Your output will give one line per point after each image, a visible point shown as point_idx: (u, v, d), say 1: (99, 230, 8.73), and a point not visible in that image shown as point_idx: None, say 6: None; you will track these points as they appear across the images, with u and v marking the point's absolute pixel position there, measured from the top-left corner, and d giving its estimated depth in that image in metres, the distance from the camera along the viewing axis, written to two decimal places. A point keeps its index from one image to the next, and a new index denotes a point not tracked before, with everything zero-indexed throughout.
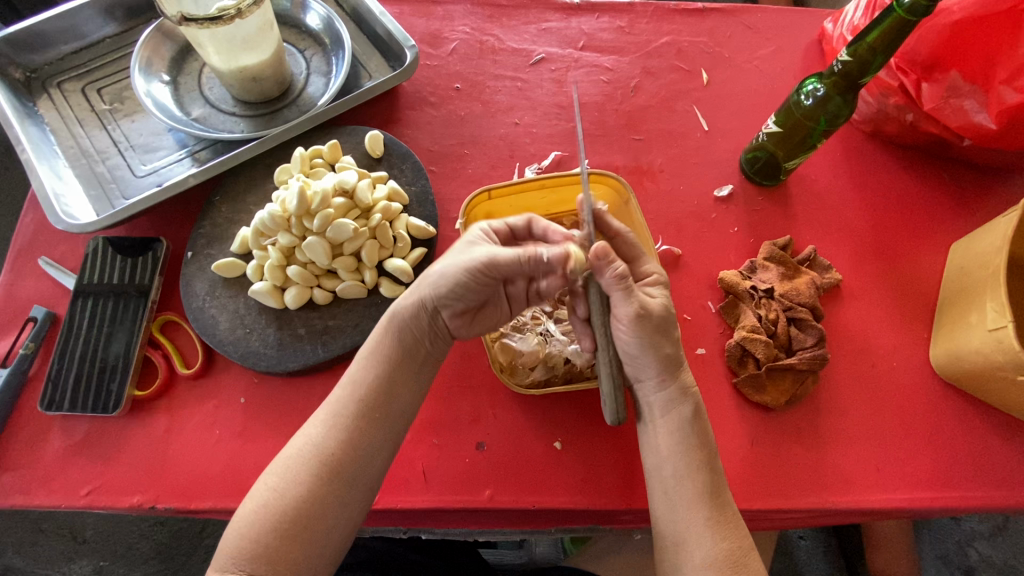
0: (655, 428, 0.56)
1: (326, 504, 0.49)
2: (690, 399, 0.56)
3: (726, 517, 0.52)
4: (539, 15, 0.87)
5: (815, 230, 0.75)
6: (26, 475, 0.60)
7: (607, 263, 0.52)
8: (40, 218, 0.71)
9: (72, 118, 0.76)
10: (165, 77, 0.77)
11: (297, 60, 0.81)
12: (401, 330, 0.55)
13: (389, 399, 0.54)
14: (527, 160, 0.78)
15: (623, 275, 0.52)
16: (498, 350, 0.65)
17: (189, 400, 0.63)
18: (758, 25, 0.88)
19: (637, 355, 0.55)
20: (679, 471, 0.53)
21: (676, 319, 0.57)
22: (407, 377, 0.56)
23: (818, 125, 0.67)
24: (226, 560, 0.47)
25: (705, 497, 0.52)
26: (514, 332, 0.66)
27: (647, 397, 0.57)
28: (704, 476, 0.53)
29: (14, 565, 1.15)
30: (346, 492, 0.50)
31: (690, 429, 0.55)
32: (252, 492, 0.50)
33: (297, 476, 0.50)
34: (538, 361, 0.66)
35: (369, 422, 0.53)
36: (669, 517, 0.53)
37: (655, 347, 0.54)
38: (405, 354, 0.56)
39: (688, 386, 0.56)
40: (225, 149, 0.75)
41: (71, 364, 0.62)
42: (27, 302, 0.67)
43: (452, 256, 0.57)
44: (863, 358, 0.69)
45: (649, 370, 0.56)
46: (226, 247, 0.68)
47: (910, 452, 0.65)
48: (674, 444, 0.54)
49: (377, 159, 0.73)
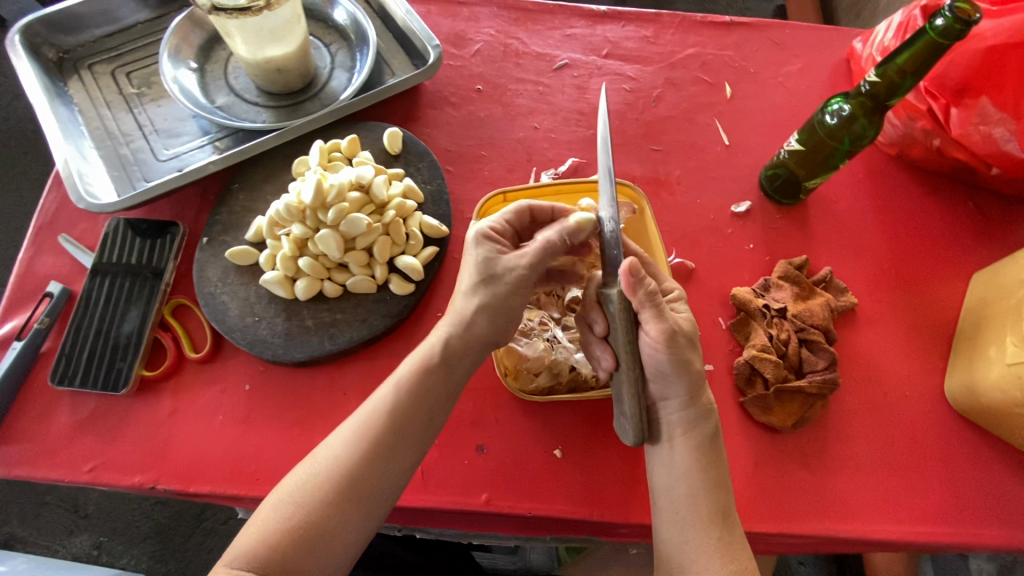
0: (672, 445, 0.55)
1: (352, 512, 0.50)
2: (711, 419, 0.56)
3: (734, 540, 0.52)
4: (564, 21, 0.87)
5: (832, 252, 0.74)
6: (32, 447, 0.61)
7: (638, 280, 0.51)
8: (62, 196, 0.72)
9: (100, 99, 0.77)
10: (193, 64, 0.78)
11: (322, 54, 0.82)
12: (450, 359, 0.56)
13: (422, 417, 0.54)
14: (544, 165, 0.78)
15: (653, 293, 0.52)
16: (504, 354, 0.65)
17: (194, 383, 0.63)
18: (786, 41, 0.87)
19: (667, 373, 0.54)
20: (694, 491, 0.53)
21: (700, 338, 0.56)
22: (440, 399, 0.55)
23: (842, 146, 0.66)
24: (239, 558, 0.47)
25: (716, 519, 0.53)
26: (521, 337, 0.66)
27: (669, 416, 0.55)
28: (716, 497, 0.53)
29: (15, 535, 1.17)
30: (370, 498, 0.51)
31: (708, 449, 0.55)
32: (273, 501, 0.50)
33: (320, 487, 0.50)
34: (543, 367, 0.65)
35: (402, 437, 0.53)
36: (678, 539, 0.53)
37: (683, 364, 0.53)
38: (441, 374, 0.55)
39: (709, 405, 0.56)
40: (246, 138, 0.76)
41: (83, 341, 0.63)
42: (44, 278, 0.68)
43: (494, 287, 0.56)
44: (875, 385, 0.67)
45: (676, 388, 0.54)
46: (241, 235, 0.68)
47: (917, 483, 0.63)
48: (693, 462, 0.54)
49: (394, 156, 0.73)
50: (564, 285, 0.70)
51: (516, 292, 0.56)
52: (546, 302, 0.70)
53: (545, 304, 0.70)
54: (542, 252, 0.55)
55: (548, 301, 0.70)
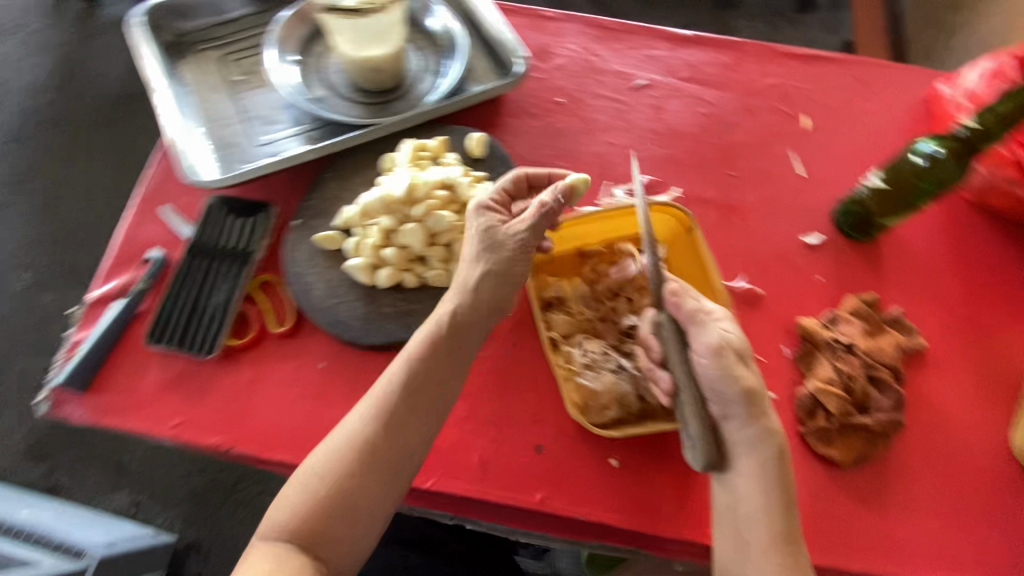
0: (737, 466, 0.56)
1: (374, 484, 0.53)
2: (774, 440, 0.55)
3: (799, 566, 0.53)
4: (646, 42, 0.90)
5: (903, 292, 0.73)
6: (122, 400, 0.65)
7: (680, 298, 0.56)
8: (167, 170, 0.77)
9: (207, 83, 0.83)
10: (293, 57, 0.83)
11: (413, 57, 0.86)
12: (456, 322, 0.59)
13: (430, 389, 0.57)
14: (617, 179, 0.79)
15: (698, 310, 0.56)
16: (571, 388, 0.65)
17: (274, 356, 0.67)
18: (867, 79, 0.88)
19: (724, 392, 0.54)
20: (757, 513, 0.54)
21: (751, 351, 0.58)
22: (443, 374, 0.58)
23: (927, 186, 0.66)
24: (274, 530, 0.52)
25: (779, 545, 0.54)
26: (587, 370, 0.65)
27: (734, 435, 0.55)
28: (781, 524, 0.54)
29: (62, 484, 1.23)
30: (394, 470, 0.54)
31: (773, 473, 0.55)
32: (304, 474, 0.54)
33: (340, 463, 0.53)
34: (612, 401, 0.64)
35: (412, 413, 0.56)
36: (740, 559, 0.55)
37: (734, 379, 0.54)
38: (450, 352, 0.58)
39: (773, 427, 0.56)
40: (335, 131, 0.80)
41: (178, 306, 0.67)
42: (145, 244, 0.73)
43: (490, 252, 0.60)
44: (940, 431, 0.66)
45: (735, 406, 0.55)
46: (329, 221, 0.72)
47: (979, 535, 0.62)
48: (756, 488, 0.54)
49: (477, 160, 0.76)
50: (619, 312, 0.70)
51: (518, 254, 0.60)
52: (604, 330, 0.69)
53: (602, 331, 0.69)
54: (540, 213, 0.60)
55: (606, 329, 0.69)
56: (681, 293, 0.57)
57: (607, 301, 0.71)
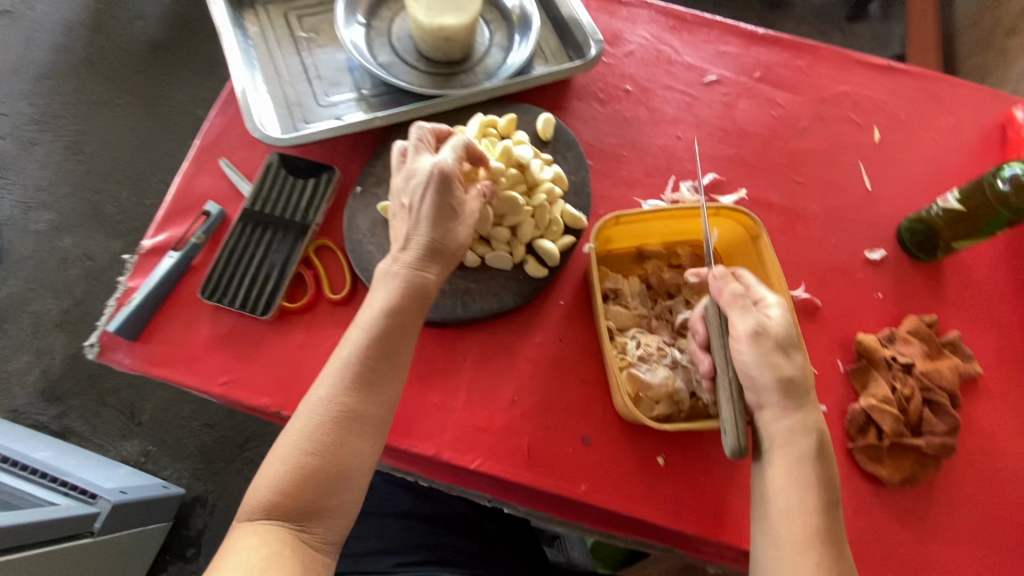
0: (772, 457, 0.55)
1: (356, 449, 0.52)
2: (813, 432, 0.54)
3: (837, 567, 0.51)
4: (720, 37, 0.87)
5: (963, 317, 0.72)
6: (172, 352, 0.65)
7: (724, 280, 0.57)
8: (227, 122, 0.76)
9: (272, 38, 0.80)
10: (362, 19, 0.81)
11: (482, 30, 0.83)
12: (415, 275, 0.56)
13: (380, 347, 0.54)
14: (682, 175, 0.78)
15: (740, 293, 0.56)
16: (625, 380, 0.62)
17: (326, 323, 0.66)
18: (943, 96, 0.85)
19: (757, 378, 0.54)
20: (791, 508, 0.52)
21: (797, 342, 0.56)
22: (400, 334, 0.55)
23: (1004, 213, 0.64)
24: (258, 511, 0.48)
25: (816, 542, 0.51)
26: (641, 363, 0.63)
27: (769, 425, 0.55)
28: (820, 520, 0.52)
29: (73, 428, 1.23)
30: (371, 433, 0.53)
31: (811, 467, 0.53)
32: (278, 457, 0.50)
33: (319, 430, 0.50)
34: (665, 396, 0.62)
35: (380, 377, 0.54)
36: (773, 556, 0.52)
37: (773, 366, 0.53)
38: (415, 311, 0.56)
39: (813, 420, 0.54)
40: (400, 99, 0.79)
41: (235, 263, 0.67)
42: (202, 197, 0.72)
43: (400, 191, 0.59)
44: (989, 460, 0.66)
45: (771, 394, 0.54)
46: (392, 190, 0.70)
47: (1016, 566, 0.62)
48: (791, 480, 0.53)
49: (544, 142, 0.74)
50: (673, 310, 0.68)
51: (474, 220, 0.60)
52: (657, 325, 0.67)
53: (656, 327, 0.67)
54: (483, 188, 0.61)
55: (659, 324, 0.67)
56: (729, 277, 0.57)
57: (661, 299, 0.69)
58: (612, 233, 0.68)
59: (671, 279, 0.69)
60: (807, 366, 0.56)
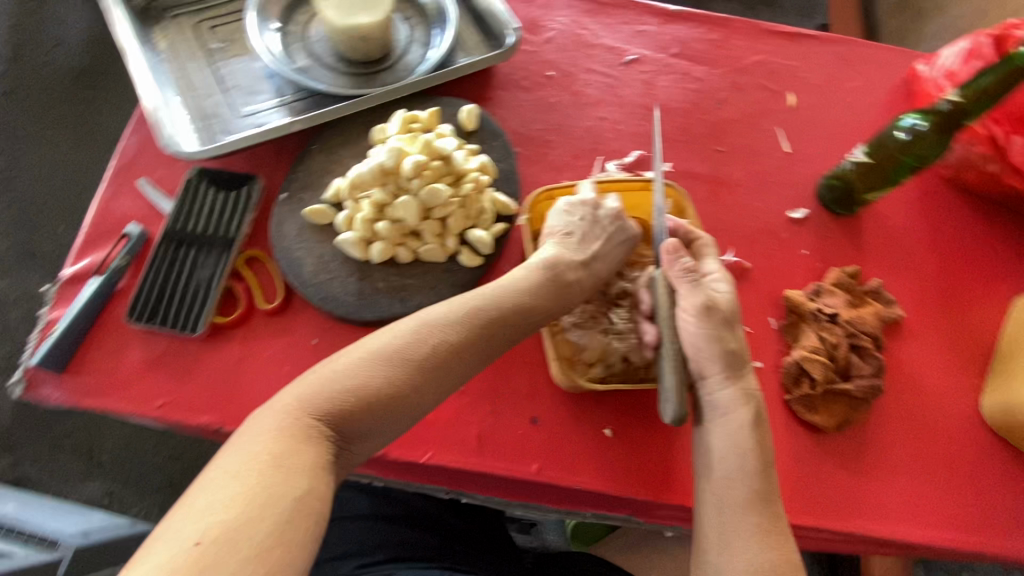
0: (713, 425, 0.56)
1: (376, 427, 0.47)
2: (752, 401, 0.56)
3: (775, 529, 0.51)
4: (636, 17, 0.89)
5: (883, 265, 0.76)
6: (103, 380, 0.63)
7: (676, 257, 0.59)
8: (142, 139, 0.73)
9: (183, 50, 0.79)
10: (275, 24, 0.80)
11: (401, 27, 0.83)
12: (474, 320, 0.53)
13: (452, 356, 0.51)
14: (609, 155, 0.79)
15: (691, 268, 0.58)
16: (560, 343, 0.65)
17: (263, 333, 0.66)
18: (851, 58, 0.89)
19: (701, 349, 0.57)
20: (733, 472, 0.53)
21: (739, 317, 0.59)
22: (489, 349, 0.54)
23: (909, 161, 0.68)
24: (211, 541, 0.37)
25: (755, 504, 0.52)
26: (576, 329, 0.65)
27: (710, 394, 0.57)
28: (757, 482, 0.53)
29: (26, 475, 1.19)
30: (389, 424, 0.48)
31: (750, 433, 0.54)
32: (301, 388, 0.46)
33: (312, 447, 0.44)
34: (598, 358, 0.65)
35: (434, 372, 0.50)
36: (716, 520, 0.52)
37: (719, 340, 0.56)
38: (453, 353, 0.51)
39: (750, 389, 0.57)
40: (322, 103, 0.78)
41: (162, 283, 0.65)
42: (122, 219, 0.70)
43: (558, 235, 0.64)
44: (915, 396, 0.70)
45: (714, 364, 0.56)
46: (318, 194, 0.70)
47: (946, 493, 0.66)
48: (732, 444, 0.54)
49: (469, 133, 0.75)
50: (608, 284, 0.69)
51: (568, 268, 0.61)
52: (594, 301, 0.68)
53: (592, 303, 0.68)
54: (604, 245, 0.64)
55: (595, 301, 0.68)
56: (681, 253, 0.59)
57: None
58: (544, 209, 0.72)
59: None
60: (746, 342, 0.59)
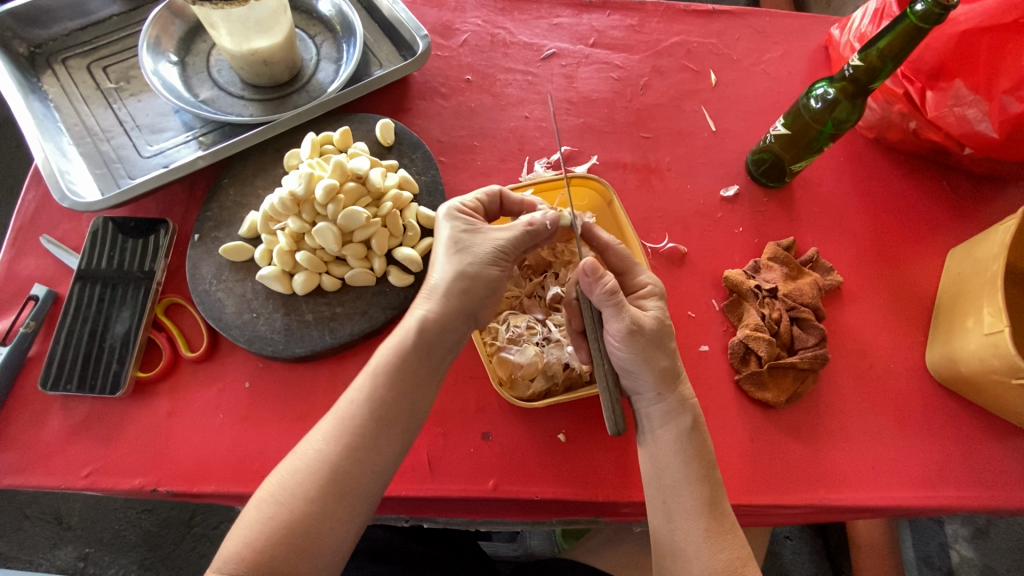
0: (654, 438, 0.56)
1: (298, 571, 0.45)
2: (688, 410, 0.56)
3: (724, 529, 0.52)
4: (550, 10, 0.88)
5: (818, 233, 0.76)
6: (23, 455, 0.59)
7: (595, 279, 0.53)
8: (42, 195, 0.70)
9: (77, 94, 0.75)
10: (173, 57, 0.76)
11: (307, 46, 0.81)
12: (404, 398, 0.51)
13: (387, 426, 0.51)
14: (536, 154, 0.78)
15: (612, 291, 0.53)
16: (496, 364, 0.64)
17: (192, 383, 0.62)
18: (767, 29, 0.89)
19: (633, 369, 0.55)
20: (678, 482, 0.54)
21: (672, 330, 0.57)
22: (420, 406, 0.52)
23: (826, 129, 0.68)
24: None
25: (703, 509, 0.52)
26: (510, 345, 0.64)
27: (646, 409, 0.57)
28: (701, 488, 0.53)
29: None
30: (347, 507, 0.48)
31: (688, 440, 0.55)
32: (216, 560, 0.46)
33: (263, 546, 0.45)
34: (537, 372, 0.64)
35: (329, 494, 0.47)
36: (666, 527, 0.53)
37: (650, 362, 0.54)
38: (383, 424, 0.50)
39: (687, 397, 0.56)
40: (232, 133, 0.75)
41: (74, 343, 0.61)
42: (28, 281, 0.66)
43: (478, 260, 0.55)
44: (862, 359, 0.70)
45: (647, 383, 0.55)
46: (234, 231, 0.68)
47: (904, 451, 0.66)
48: (675, 455, 0.54)
49: (387, 148, 0.73)
50: (544, 285, 0.69)
51: (491, 283, 0.55)
52: (530, 305, 0.69)
53: (528, 307, 0.69)
54: (525, 233, 0.57)
55: (532, 303, 0.69)
56: (601, 272, 0.53)
57: (535, 276, 0.70)
58: None
59: (544, 254, 0.70)
60: (679, 352, 0.58)
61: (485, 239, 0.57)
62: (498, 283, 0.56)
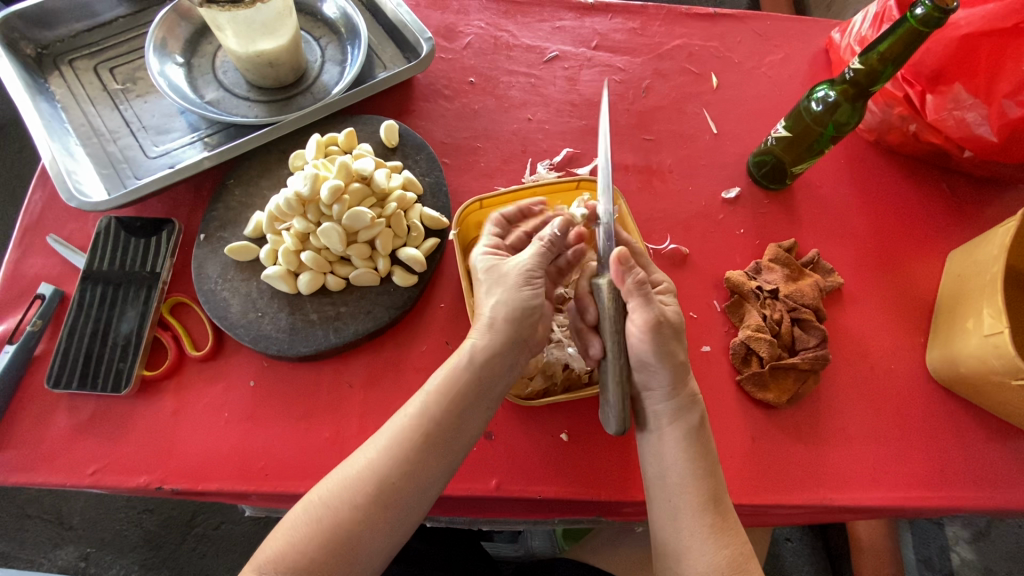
0: (661, 436, 0.56)
1: None
2: (697, 408, 0.57)
3: (728, 525, 0.53)
4: (552, 13, 0.88)
5: (819, 234, 0.77)
6: (29, 453, 0.60)
7: (628, 269, 0.54)
8: (49, 195, 0.71)
9: (83, 96, 0.76)
10: (179, 59, 0.77)
11: (312, 48, 0.81)
12: (455, 424, 0.52)
13: (440, 450, 0.51)
14: (539, 155, 0.79)
15: (642, 282, 0.54)
16: None
17: (197, 382, 0.63)
18: (768, 32, 0.90)
19: (649, 363, 0.55)
20: (684, 479, 0.54)
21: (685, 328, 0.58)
22: (468, 432, 0.53)
23: (827, 131, 0.68)
24: None
25: (708, 505, 0.53)
26: None
27: (655, 406, 0.57)
28: (706, 485, 0.54)
29: None
30: (389, 525, 0.49)
31: (695, 438, 0.55)
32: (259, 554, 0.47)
33: (304, 549, 0.46)
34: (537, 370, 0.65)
35: (374, 510, 0.48)
36: (670, 524, 0.54)
37: (668, 355, 0.55)
38: (432, 447, 0.51)
39: (695, 394, 0.57)
40: (237, 134, 0.75)
41: (80, 342, 0.62)
42: (34, 280, 0.67)
43: (512, 287, 0.56)
44: (862, 360, 0.70)
45: (661, 380, 0.56)
46: (239, 231, 0.68)
47: (904, 451, 0.66)
48: (682, 452, 0.55)
49: (391, 149, 0.74)
50: None
51: (530, 307, 0.56)
52: None
53: None
54: (542, 248, 0.57)
55: None
56: (631, 262, 0.54)
57: None
58: (478, 216, 0.70)
59: None
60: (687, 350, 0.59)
61: (511, 266, 0.57)
62: (537, 305, 0.56)
